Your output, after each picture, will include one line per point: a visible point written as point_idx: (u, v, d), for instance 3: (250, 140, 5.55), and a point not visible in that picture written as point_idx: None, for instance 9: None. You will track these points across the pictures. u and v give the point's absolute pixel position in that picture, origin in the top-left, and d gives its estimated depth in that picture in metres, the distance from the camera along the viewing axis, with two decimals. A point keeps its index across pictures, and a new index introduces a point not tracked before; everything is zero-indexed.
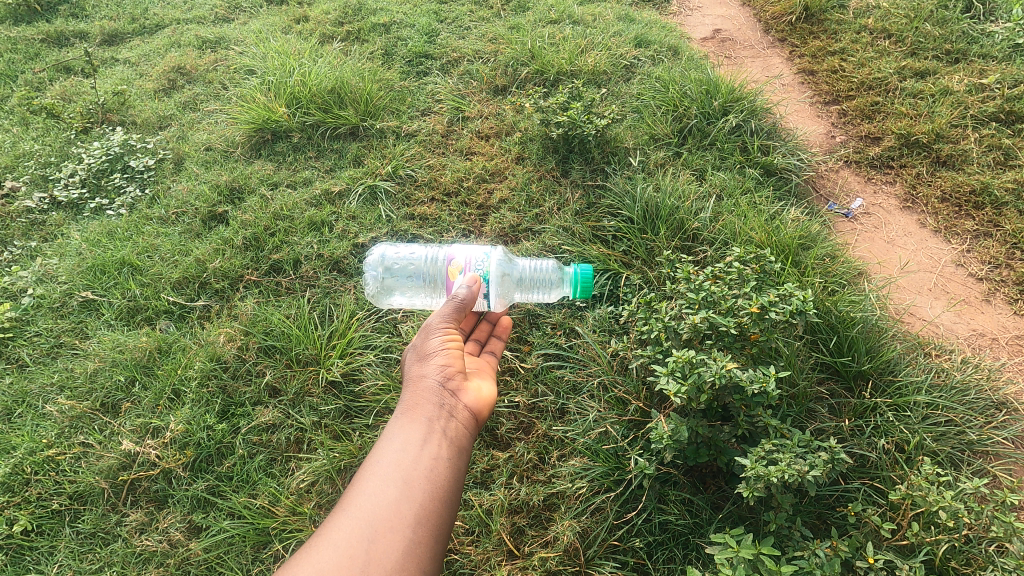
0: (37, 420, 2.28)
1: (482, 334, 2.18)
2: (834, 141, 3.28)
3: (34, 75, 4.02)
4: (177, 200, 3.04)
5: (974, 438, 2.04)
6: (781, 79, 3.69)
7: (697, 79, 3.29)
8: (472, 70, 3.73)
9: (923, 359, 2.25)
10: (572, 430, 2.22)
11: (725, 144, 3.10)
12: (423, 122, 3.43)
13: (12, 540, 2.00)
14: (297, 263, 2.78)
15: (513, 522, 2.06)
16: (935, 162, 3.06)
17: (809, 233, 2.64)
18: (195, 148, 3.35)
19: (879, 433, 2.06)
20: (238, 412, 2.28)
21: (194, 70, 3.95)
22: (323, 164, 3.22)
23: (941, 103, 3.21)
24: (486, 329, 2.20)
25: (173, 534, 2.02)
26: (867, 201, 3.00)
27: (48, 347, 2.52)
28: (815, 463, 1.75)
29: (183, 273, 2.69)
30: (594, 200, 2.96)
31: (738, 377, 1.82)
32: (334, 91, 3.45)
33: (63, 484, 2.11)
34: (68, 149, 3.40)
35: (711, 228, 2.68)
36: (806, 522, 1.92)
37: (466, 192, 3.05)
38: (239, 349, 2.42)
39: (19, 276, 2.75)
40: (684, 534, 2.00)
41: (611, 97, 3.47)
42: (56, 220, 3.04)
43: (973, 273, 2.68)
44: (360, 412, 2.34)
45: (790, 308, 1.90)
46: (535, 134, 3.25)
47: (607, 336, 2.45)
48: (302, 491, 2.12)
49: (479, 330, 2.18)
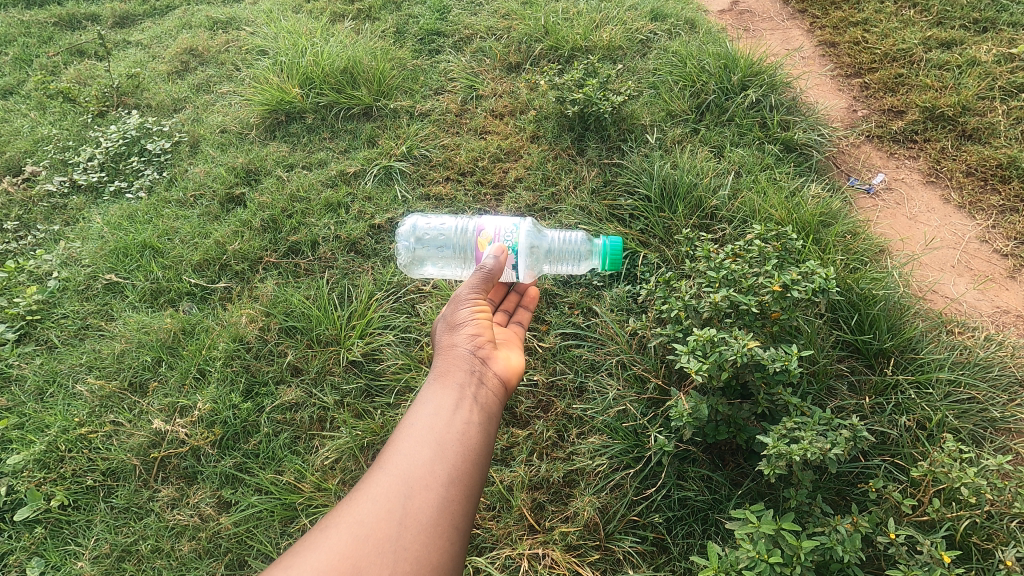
0: (68, 400, 2.34)
1: (512, 305, 2.19)
2: (856, 115, 3.20)
3: (49, 58, 4.02)
4: (194, 182, 3.06)
5: (997, 416, 2.03)
6: (801, 52, 3.60)
7: (715, 54, 3.23)
8: (484, 47, 3.69)
9: (946, 336, 2.23)
10: (591, 409, 2.24)
11: (744, 120, 3.05)
12: (436, 101, 3.40)
13: (51, 514, 2.07)
14: (315, 244, 2.79)
15: (533, 497, 2.09)
16: (960, 136, 2.99)
17: (830, 210, 2.61)
18: (210, 131, 3.36)
19: (899, 411, 2.06)
20: (261, 391, 2.33)
21: (206, 51, 3.94)
22: (337, 145, 3.22)
23: (968, 75, 3.11)
24: (515, 300, 2.21)
25: (203, 508, 2.07)
26: (889, 176, 2.95)
27: (75, 329, 2.57)
28: (836, 441, 1.75)
29: (204, 255, 2.72)
30: (611, 177, 2.94)
31: (760, 355, 1.82)
32: (346, 71, 3.43)
33: (96, 461, 2.17)
34: (85, 133, 3.42)
35: (730, 206, 2.65)
36: (826, 498, 1.94)
37: (481, 171, 3.03)
38: (260, 330, 2.45)
39: (44, 259, 2.79)
40: (703, 510, 2.02)
41: (627, 73, 3.41)
42: (77, 204, 3.07)
43: (998, 249, 2.63)
44: (380, 390, 2.37)
45: (812, 286, 1.89)
46: (549, 112, 3.21)
47: (624, 316, 2.44)
48: (326, 468, 2.16)
49: (508, 301, 2.19)
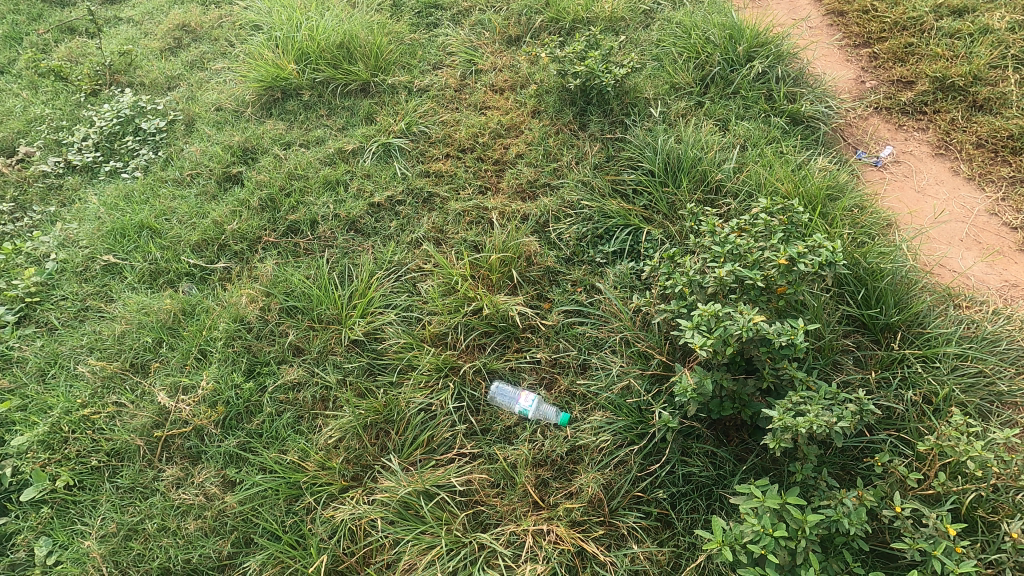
0: (70, 381, 2.34)
1: None
2: (864, 87, 3.13)
3: (39, 36, 3.93)
4: (191, 161, 3.02)
5: (1004, 389, 2.00)
6: (808, 22, 3.50)
7: (721, 23, 3.15)
8: (484, 20, 3.60)
9: (953, 310, 2.21)
10: (595, 385, 2.22)
11: (749, 92, 2.98)
12: (435, 76, 3.33)
13: (56, 494, 2.08)
14: (314, 223, 2.76)
15: (537, 474, 2.09)
16: (971, 107, 2.92)
17: (836, 183, 2.56)
18: (205, 109, 3.30)
19: (906, 385, 2.04)
20: (263, 371, 2.32)
21: (198, 27, 3.86)
22: (335, 122, 3.16)
23: (980, 43, 3.03)
24: None
25: (208, 488, 2.07)
26: (898, 149, 2.89)
27: (75, 310, 2.56)
28: (842, 415, 1.74)
29: (202, 235, 2.69)
30: (614, 152, 2.88)
31: (765, 330, 1.80)
32: (343, 46, 3.35)
33: (100, 442, 2.18)
34: (78, 112, 3.36)
35: (735, 179, 2.61)
36: (831, 473, 1.94)
37: (481, 148, 2.97)
38: (261, 310, 2.44)
39: (41, 241, 2.76)
40: (707, 485, 2.03)
41: (629, 45, 3.34)
42: (72, 184, 3.03)
43: (1007, 222, 2.59)
44: (383, 369, 2.35)
45: (819, 260, 1.86)
46: (551, 86, 3.15)
47: (628, 292, 2.42)
48: (330, 447, 2.14)
49: None
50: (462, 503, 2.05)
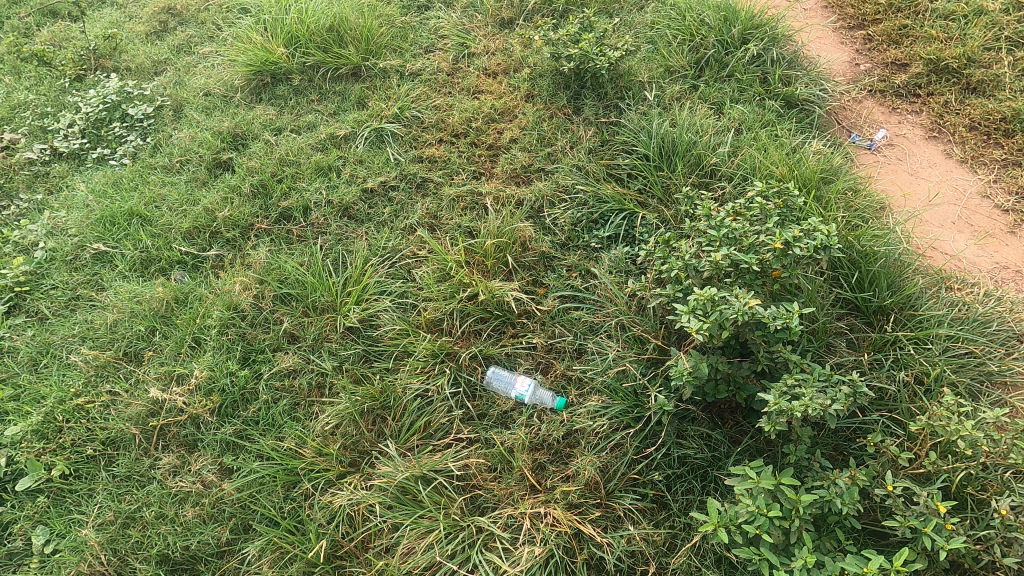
0: (63, 370, 2.32)
1: None
2: (858, 70, 3.12)
3: (20, 20, 3.84)
4: (180, 148, 2.98)
5: (994, 369, 2.03)
6: (803, 4, 3.48)
7: (715, 6, 3.13)
8: (476, 3, 3.55)
9: (945, 292, 2.22)
10: (591, 370, 2.23)
11: (744, 76, 2.97)
12: (427, 60, 3.29)
13: (52, 483, 2.07)
14: (307, 210, 2.74)
15: (534, 458, 2.10)
16: (964, 89, 2.91)
17: (831, 166, 2.57)
18: (194, 94, 3.25)
19: (898, 366, 2.07)
20: (259, 359, 2.31)
21: (184, 10, 3.79)
22: (326, 108, 3.12)
23: (975, 25, 3.01)
24: None
25: (205, 475, 2.07)
26: (891, 132, 2.89)
27: (66, 299, 2.53)
28: (836, 397, 1.75)
29: (193, 222, 2.67)
30: (608, 137, 2.86)
31: (761, 313, 1.80)
32: (333, 29, 3.29)
33: (95, 431, 2.17)
34: (63, 98, 3.30)
35: (730, 163, 2.60)
36: (824, 453, 1.97)
37: (475, 133, 2.94)
38: (255, 298, 2.42)
39: (29, 229, 2.72)
40: (702, 467, 2.05)
41: (623, 27, 3.31)
42: (59, 172, 2.99)
43: (999, 205, 2.60)
44: (379, 356, 2.34)
45: (815, 243, 1.86)
46: (544, 70, 3.12)
47: (623, 277, 2.41)
48: (326, 433, 2.14)
49: None
50: (460, 487, 2.06)
